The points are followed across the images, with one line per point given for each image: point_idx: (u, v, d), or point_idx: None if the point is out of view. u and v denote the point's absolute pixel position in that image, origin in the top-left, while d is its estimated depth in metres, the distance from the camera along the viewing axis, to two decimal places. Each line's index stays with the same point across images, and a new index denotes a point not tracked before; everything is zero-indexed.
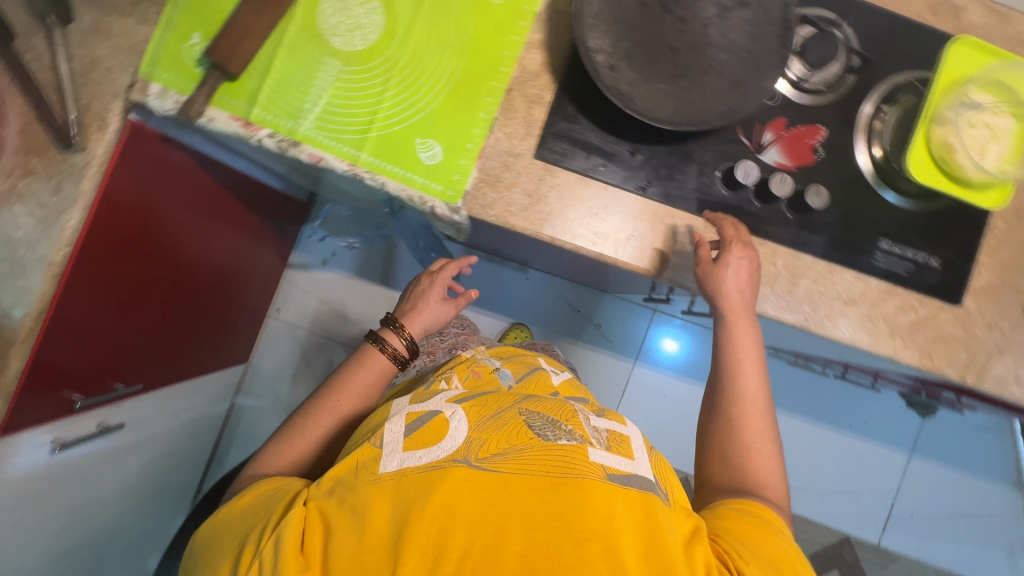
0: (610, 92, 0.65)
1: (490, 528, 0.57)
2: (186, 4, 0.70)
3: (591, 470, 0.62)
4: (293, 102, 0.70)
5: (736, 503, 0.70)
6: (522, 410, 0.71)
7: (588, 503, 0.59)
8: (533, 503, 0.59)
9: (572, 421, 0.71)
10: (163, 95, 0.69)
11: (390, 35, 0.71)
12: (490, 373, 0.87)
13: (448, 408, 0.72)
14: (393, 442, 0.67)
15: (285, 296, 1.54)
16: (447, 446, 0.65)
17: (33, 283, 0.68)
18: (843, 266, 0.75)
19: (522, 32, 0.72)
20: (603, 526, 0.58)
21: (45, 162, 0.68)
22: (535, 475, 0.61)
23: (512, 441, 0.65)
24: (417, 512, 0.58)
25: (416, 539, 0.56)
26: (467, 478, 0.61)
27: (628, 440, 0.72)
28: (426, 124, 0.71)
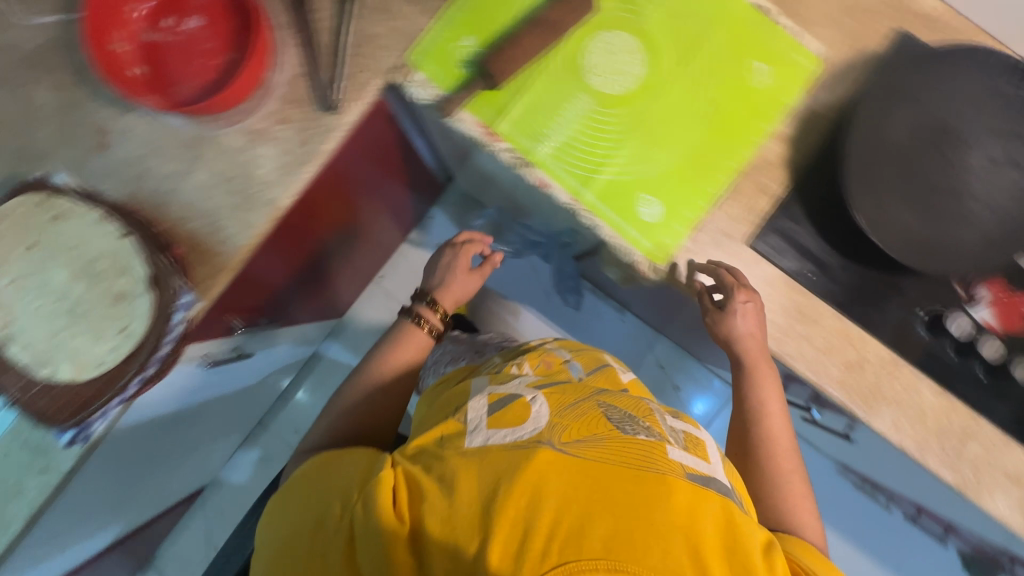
0: (859, 215, 0.65)
1: (579, 507, 0.51)
2: (469, 6, 0.72)
3: (671, 466, 0.57)
4: (538, 126, 0.72)
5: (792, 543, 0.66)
6: (602, 403, 0.67)
7: (681, 502, 0.53)
8: (618, 490, 0.53)
9: (649, 419, 0.67)
10: (423, 85, 0.72)
11: (647, 88, 0.72)
12: (560, 363, 0.82)
13: (528, 392, 0.66)
14: (477, 417, 0.62)
15: (394, 265, 1.57)
16: (531, 427, 0.60)
17: (256, 221, 0.72)
18: (1018, 443, 0.72)
19: (772, 121, 0.72)
20: (692, 527, 0.52)
21: (301, 116, 0.73)
22: (623, 466, 0.55)
23: (593, 430, 0.60)
24: (500, 488, 0.52)
25: (506, 513, 0.50)
26: (553, 459, 0.54)
27: (702, 446, 0.67)
28: (654, 182, 0.73)
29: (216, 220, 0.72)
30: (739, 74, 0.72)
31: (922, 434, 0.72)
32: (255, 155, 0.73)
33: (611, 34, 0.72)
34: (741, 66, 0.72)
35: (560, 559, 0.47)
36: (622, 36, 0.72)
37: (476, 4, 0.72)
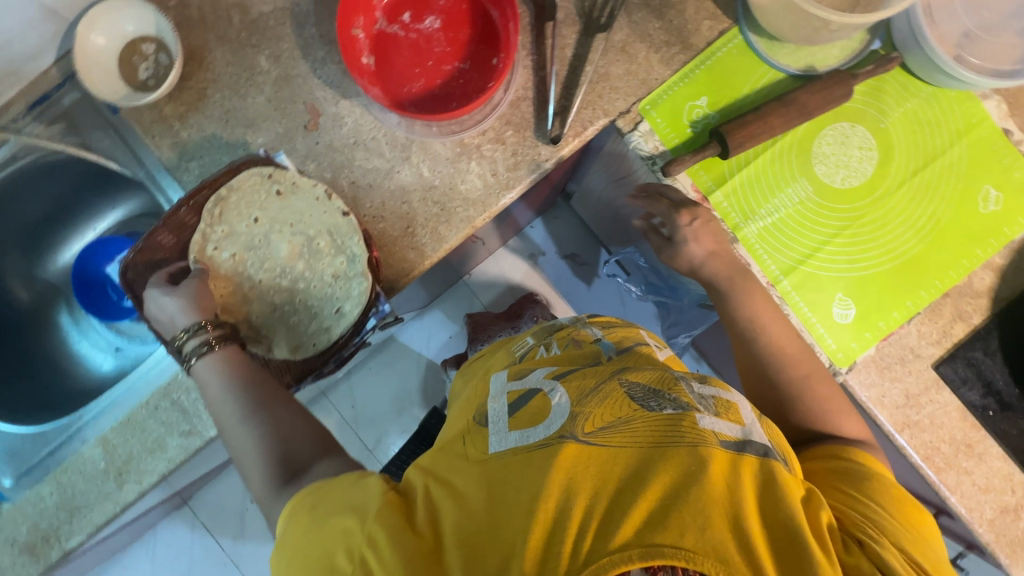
0: None
1: (611, 493, 0.46)
2: (711, 67, 0.71)
3: (700, 436, 0.49)
4: (751, 204, 0.71)
5: (854, 454, 0.60)
6: (624, 381, 0.57)
7: (725, 477, 0.47)
8: (648, 476, 0.47)
9: (677, 391, 0.56)
10: (647, 136, 0.71)
11: (870, 188, 0.71)
12: (593, 340, 0.69)
13: (548, 385, 0.58)
14: (496, 420, 0.55)
15: (484, 267, 1.41)
16: (544, 429, 0.51)
17: (450, 236, 0.70)
18: None
19: (990, 249, 0.70)
20: (735, 502, 0.46)
21: (517, 139, 0.71)
22: (648, 447, 0.49)
23: (618, 415, 0.52)
24: (522, 495, 0.45)
25: (531, 522, 0.44)
26: (576, 451, 0.48)
27: (736, 408, 0.56)
28: (854, 284, 0.71)
29: (409, 224, 0.70)
30: (968, 195, 0.70)
31: None
32: (463, 168, 0.71)
33: (847, 127, 0.71)
34: (971, 187, 0.70)
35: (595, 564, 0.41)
36: (858, 130, 0.71)
37: (719, 67, 0.71)
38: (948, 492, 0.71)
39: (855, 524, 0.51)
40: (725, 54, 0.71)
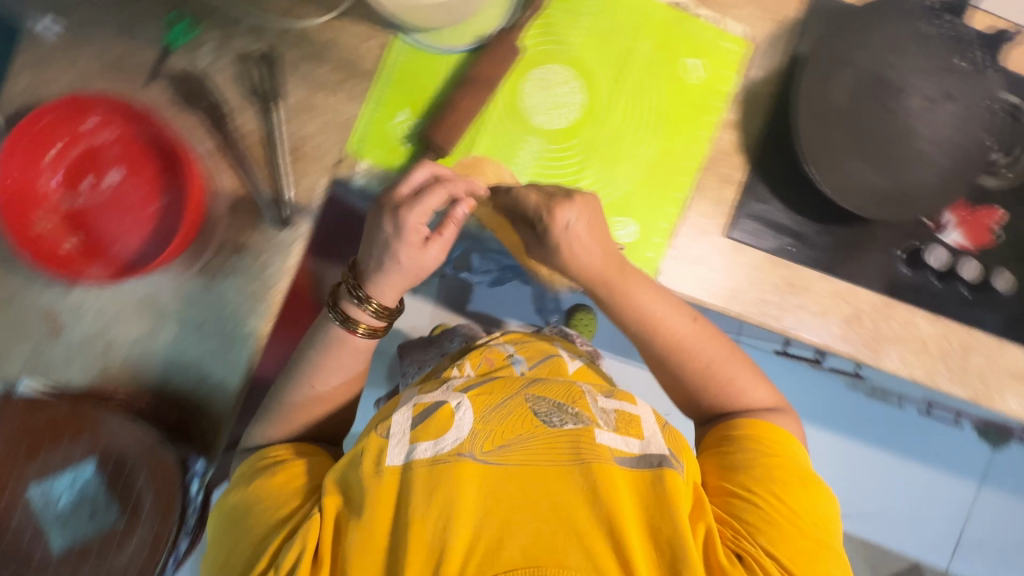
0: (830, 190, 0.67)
1: (500, 519, 0.51)
2: (394, 81, 0.70)
3: (597, 452, 0.55)
4: (495, 182, 0.72)
5: (746, 426, 0.66)
6: (530, 396, 0.62)
7: (615, 493, 0.53)
8: (539, 497, 0.53)
9: (580, 403, 0.61)
10: (370, 171, 0.71)
11: (590, 113, 0.72)
12: (505, 359, 0.74)
13: (454, 398, 0.59)
14: (399, 433, 0.55)
15: None
16: (452, 438, 0.55)
17: (245, 356, 0.70)
18: (1014, 343, 0.77)
19: (716, 112, 0.74)
20: (612, 516, 0.52)
21: (256, 237, 0.70)
22: (541, 467, 0.54)
23: (518, 432, 0.56)
24: (417, 512, 0.50)
25: (423, 536, 0.49)
26: (474, 470, 0.52)
27: (636, 421, 0.61)
28: (623, 203, 0.74)
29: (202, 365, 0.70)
30: (672, 76, 0.73)
31: (927, 361, 0.76)
32: (222, 290, 0.70)
33: (542, 71, 0.72)
34: (672, 68, 0.73)
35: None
36: (553, 68, 0.72)
37: (401, 77, 0.70)
38: (794, 331, 0.75)
39: (748, 541, 0.56)
40: (399, 62, 0.70)
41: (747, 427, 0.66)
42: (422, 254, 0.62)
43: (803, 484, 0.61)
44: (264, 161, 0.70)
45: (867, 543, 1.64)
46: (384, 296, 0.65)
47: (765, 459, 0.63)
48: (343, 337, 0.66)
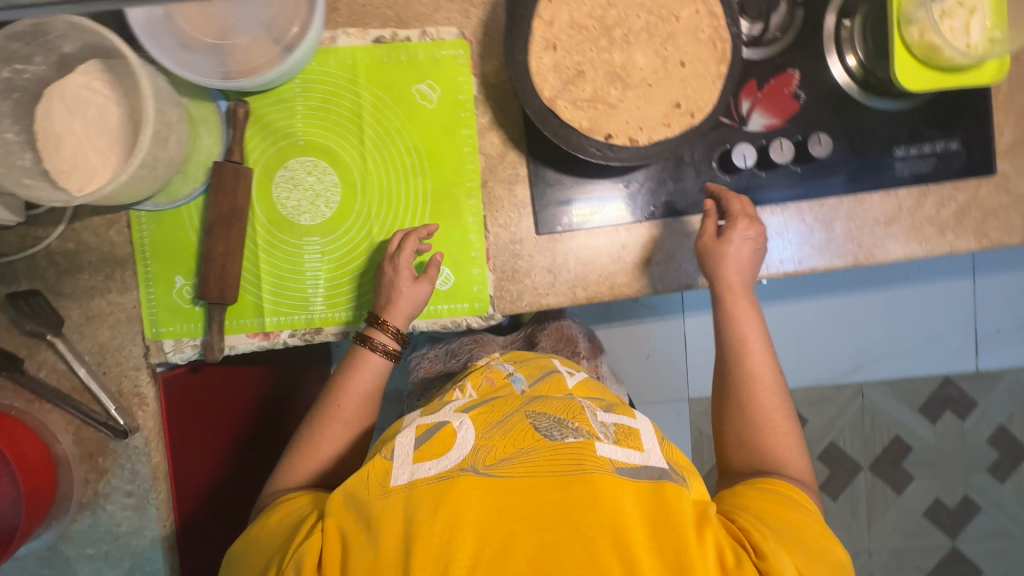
0: (589, 153, 0.61)
1: (497, 543, 0.43)
2: (153, 254, 0.69)
3: (600, 465, 0.46)
4: (297, 294, 0.70)
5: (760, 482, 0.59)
6: (530, 412, 0.52)
7: (621, 506, 0.45)
8: (543, 505, 0.45)
9: (580, 418, 0.51)
10: (179, 346, 0.70)
11: (350, 187, 0.69)
12: (505, 377, 0.64)
13: (456, 416, 0.52)
14: (404, 454, 0.49)
15: None
16: (455, 454, 0.48)
17: (159, 564, 0.71)
18: (869, 192, 0.73)
19: (470, 122, 0.69)
20: (621, 526, 0.44)
21: (111, 457, 0.70)
22: (542, 478, 0.46)
23: (521, 445, 0.48)
24: (426, 524, 0.44)
25: (429, 548, 0.43)
26: (476, 486, 0.45)
27: (638, 433, 0.52)
28: (426, 253, 0.70)
29: None
30: (409, 109, 0.69)
31: (793, 250, 0.73)
32: (107, 517, 0.70)
33: (285, 172, 0.69)
34: (406, 101, 0.69)
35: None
36: (294, 164, 0.69)
37: (158, 247, 0.69)
38: (649, 290, 0.72)
39: (757, 536, 0.50)
40: (150, 234, 0.69)
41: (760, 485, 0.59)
42: (416, 291, 0.66)
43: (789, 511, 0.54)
44: (78, 387, 0.68)
45: (892, 382, 1.56)
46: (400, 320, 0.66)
47: (767, 497, 0.57)
48: (366, 355, 0.67)
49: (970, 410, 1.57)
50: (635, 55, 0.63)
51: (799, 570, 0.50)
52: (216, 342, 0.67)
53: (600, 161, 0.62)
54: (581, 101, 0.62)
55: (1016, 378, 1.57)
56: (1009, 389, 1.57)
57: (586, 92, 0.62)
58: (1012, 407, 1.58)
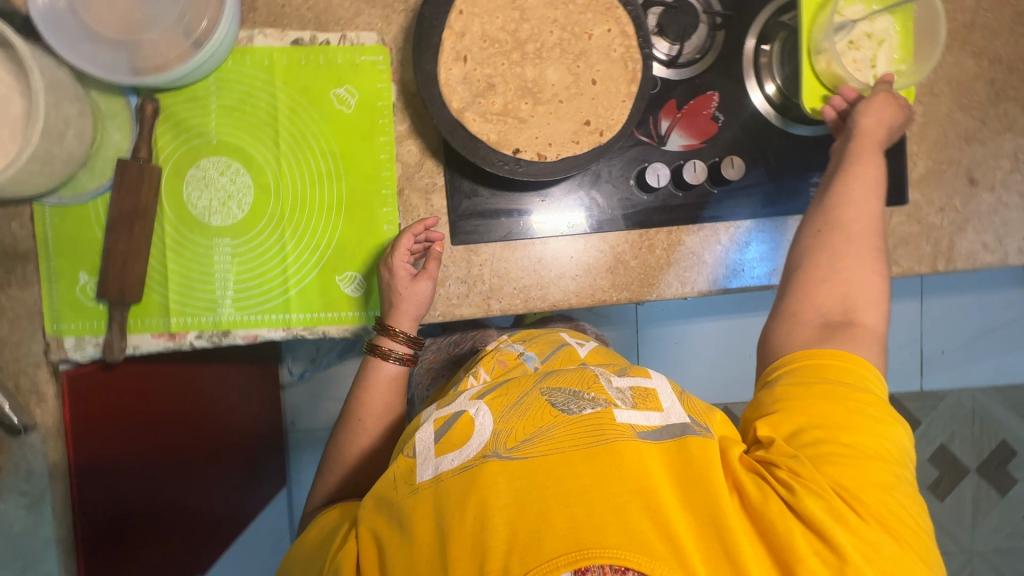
0: (495, 165, 0.61)
1: (531, 517, 0.41)
2: (56, 250, 0.68)
3: (621, 432, 0.45)
4: (204, 295, 0.69)
5: (796, 365, 0.52)
6: (545, 390, 0.51)
7: (646, 470, 0.43)
8: (571, 480, 0.43)
9: (595, 387, 0.51)
10: (80, 344, 0.69)
11: (264, 188, 0.69)
12: (517, 359, 0.67)
13: (473, 403, 0.50)
14: (425, 449, 0.47)
15: (293, 406, 1.37)
16: (476, 442, 0.46)
17: (53, 565, 0.70)
18: (783, 216, 0.74)
19: (387, 129, 0.69)
20: (650, 489, 0.42)
21: (4, 455, 0.68)
22: (566, 453, 0.44)
23: (542, 422, 0.47)
24: (456, 516, 0.42)
25: (463, 538, 0.41)
26: (501, 469, 0.43)
27: (655, 394, 0.52)
28: (339, 259, 0.70)
29: None
30: (326, 114, 0.69)
31: (710, 270, 0.74)
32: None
33: (196, 171, 0.68)
34: (323, 105, 0.69)
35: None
36: (206, 164, 0.68)
37: (62, 243, 0.68)
38: (565, 303, 0.73)
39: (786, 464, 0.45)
40: (54, 228, 0.67)
41: (800, 359, 0.53)
42: (414, 289, 0.66)
43: (853, 406, 0.48)
44: None
45: None
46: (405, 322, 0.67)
47: (811, 390, 0.49)
48: (382, 365, 0.67)
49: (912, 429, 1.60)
50: (547, 70, 0.63)
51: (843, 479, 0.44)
52: (115, 342, 0.66)
53: (506, 174, 0.61)
54: (490, 114, 0.62)
55: (958, 399, 1.60)
56: (951, 409, 1.60)
57: (495, 106, 0.62)
58: (953, 427, 1.61)
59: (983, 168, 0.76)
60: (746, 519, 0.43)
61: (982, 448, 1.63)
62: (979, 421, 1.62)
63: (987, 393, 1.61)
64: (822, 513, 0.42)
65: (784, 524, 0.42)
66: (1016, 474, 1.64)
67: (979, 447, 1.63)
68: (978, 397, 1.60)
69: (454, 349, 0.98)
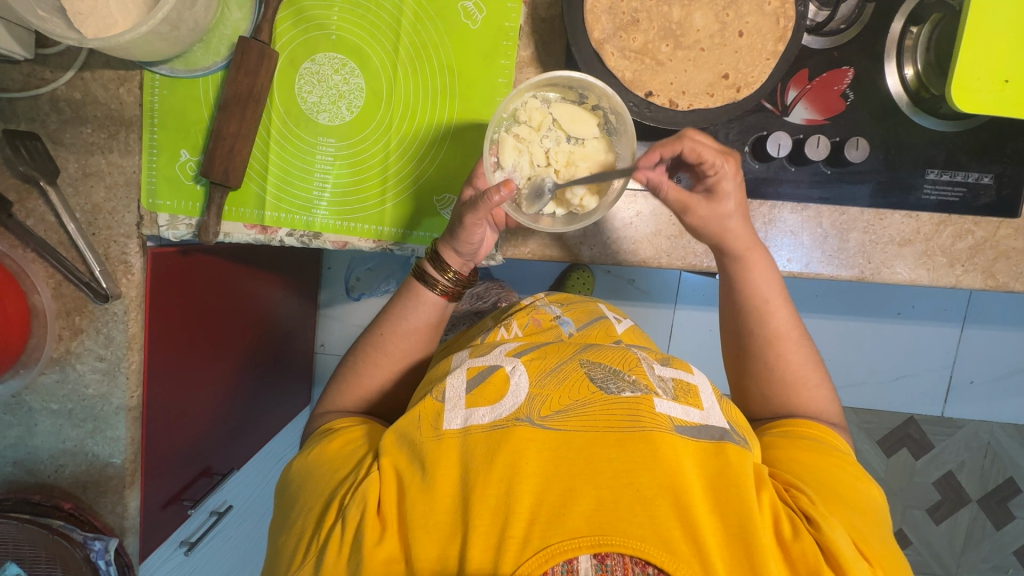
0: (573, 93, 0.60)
1: (557, 493, 0.43)
2: (162, 123, 0.67)
3: (658, 421, 0.46)
4: (300, 193, 0.68)
5: (793, 425, 0.61)
6: (585, 362, 0.52)
7: (680, 464, 0.44)
8: (601, 462, 0.44)
9: (636, 370, 0.52)
10: (173, 223, 0.68)
11: (375, 95, 0.67)
12: (552, 321, 0.68)
13: (508, 361, 0.53)
14: (455, 398, 0.50)
15: (327, 327, 1.35)
16: (509, 403, 0.48)
17: (121, 432, 0.72)
18: (891, 209, 0.72)
19: (510, 52, 0.66)
20: (681, 486, 0.43)
21: (88, 318, 0.69)
22: (600, 433, 0.45)
23: (577, 397, 0.48)
24: (479, 475, 0.44)
25: (486, 499, 0.43)
26: (532, 436, 0.45)
27: (696, 391, 0.52)
28: (439, 179, 0.69)
29: (85, 452, 0.72)
30: (450, 27, 0.66)
31: (806, 251, 0.72)
32: (77, 377, 0.70)
33: (311, 65, 0.66)
34: (446, 16, 0.66)
35: (538, 549, 0.41)
36: (321, 59, 0.66)
37: (167, 117, 0.67)
38: (653, 261, 0.72)
39: (807, 500, 0.49)
40: (161, 101, 0.66)
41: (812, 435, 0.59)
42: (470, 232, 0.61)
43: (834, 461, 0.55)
44: (65, 243, 0.67)
45: (859, 410, 1.59)
46: (456, 259, 0.65)
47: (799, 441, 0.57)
48: (422, 292, 0.66)
49: (925, 451, 1.60)
50: (694, 14, 0.60)
51: (846, 527, 0.49)
52: (211, 225, 0.65)
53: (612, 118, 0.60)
54: (629, 51, 0.60)
55: (976, 430, 1.60)
56: (967, 439, 1.61)
57: (636, 43, 0.60)
58: (965, 456, 1.62)
59: None
60: (777, 547, 0.44)
61: (987, 481, 1.64)
62: (991, 455, 1.63)
63: (1006, 429, 1.61)
64: (847, 551, 0.45)
65: (814, 557, 0.44)
66: (1015, 511, 1.65)
67: (984, 479, 1.64)
68: (995, 432, 1.60)
69: (478, 302, 1.03)
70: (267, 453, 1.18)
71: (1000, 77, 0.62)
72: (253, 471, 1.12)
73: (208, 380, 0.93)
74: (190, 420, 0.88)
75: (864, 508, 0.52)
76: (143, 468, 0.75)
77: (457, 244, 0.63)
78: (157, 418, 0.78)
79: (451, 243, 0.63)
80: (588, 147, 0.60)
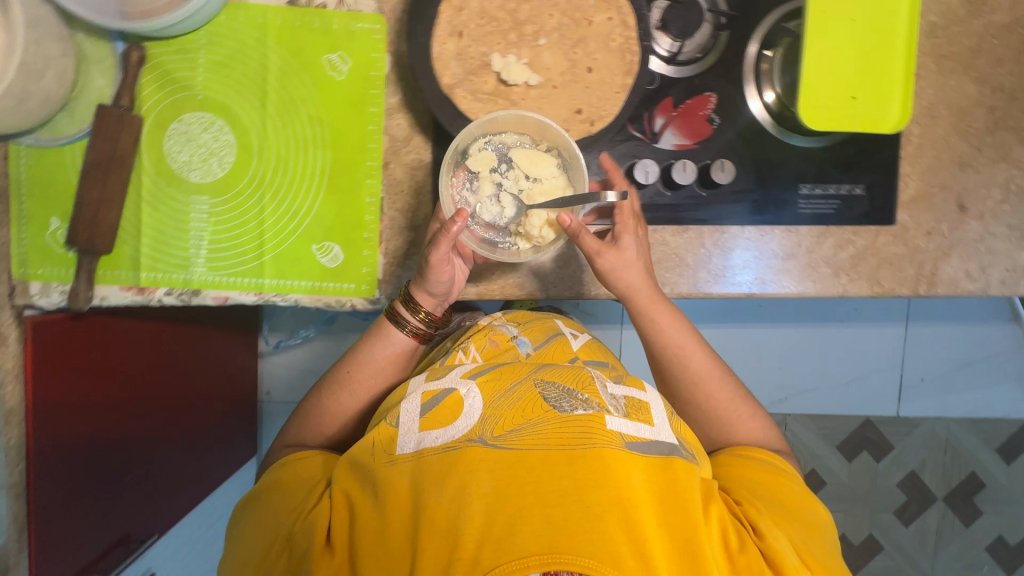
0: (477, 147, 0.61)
1: (505, 518, 0.40)
2: (29, 192, 0.67)
3: (609, 439, 0.44)
4: (178, 253, 0.68)
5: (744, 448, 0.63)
6: (540, 380, 0.51)
7: (631, 482, 0.43)
8: (553, 480, 0.42)
9: (590, 388, 0.50)
10: (46, 290, 0.68)
11: (247, 149, 0.68)
12: (510, 340, 0.65)
13: (462, 384, 0.50)
14: (409, 422, 0.48)
15: (269, 375, 1.32)
16: (463, 424, 0.46)
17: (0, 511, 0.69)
18: (770, 226, 0.73)
19: (377, 100, 0.68)
20: (630, 501, 0.42)
21: None
22: (553, 451, 0.43)
23: (530, 415, 0.46)
24: (431, 497, 0.42)
25: (437, 523, 0.41)
26: (484, 458, 0.43)
27: (648, 407, 0.51)
28: (317, 229, 0.69)
29: None
30: (317, 78, 0.67)
31: (693, 271, 0.72)
32: None
33: (178, 125, 0.67)
34: (313, 67, 0.67)
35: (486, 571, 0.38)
36: (189, 119, 0.67)
37: (36, 186, 0.67)
38: (542, 292, 0.70)
39: (753, 512, 0.51)
40: (28, 170, 0.66)
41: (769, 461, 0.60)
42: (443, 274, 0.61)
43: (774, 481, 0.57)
44: None
45: (815, 417, 1.58)
46: (429, 300, 0.64)
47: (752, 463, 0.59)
48: (391, 332, 0.64)
49: (884, 452, 1.59)
50: (543, 54, 0.62)
51: (791, 541, 0.51)
52: (81, 292, 0.64)
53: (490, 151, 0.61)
54: (482, 94, 0.62)
55: (933, 428, 1.60)
56: (924, 437, 1.60)
57: (487, 85, 0.62)
58: (925, 454, 1.61)
59: (974, 195, 0.74)
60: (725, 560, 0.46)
61: (951, 478, 1.62)
62: (951, 452, 1.62)
63: (962, 424, 1.60)
64: (787, 560, 0.48)
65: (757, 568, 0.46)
66: (982, 506, 1.63)
67: (947, 478, 1.62)
68: (952, 427, 1.60)
69: None
70: (201, 512, 1.14)
71: (848, 94, 0.65)
72: (180, 535, 1.08)
73: (121, 445, 0.89)
74: (98, 487, 0.85)
75: (809, 525, 0.54)
76: (30, 548, 0.72)
77: (428, 285, 0.61)
78: (50, 493, 0.75)
79: (423, 284, 0.62)
80: (536, 160, 0.61)
